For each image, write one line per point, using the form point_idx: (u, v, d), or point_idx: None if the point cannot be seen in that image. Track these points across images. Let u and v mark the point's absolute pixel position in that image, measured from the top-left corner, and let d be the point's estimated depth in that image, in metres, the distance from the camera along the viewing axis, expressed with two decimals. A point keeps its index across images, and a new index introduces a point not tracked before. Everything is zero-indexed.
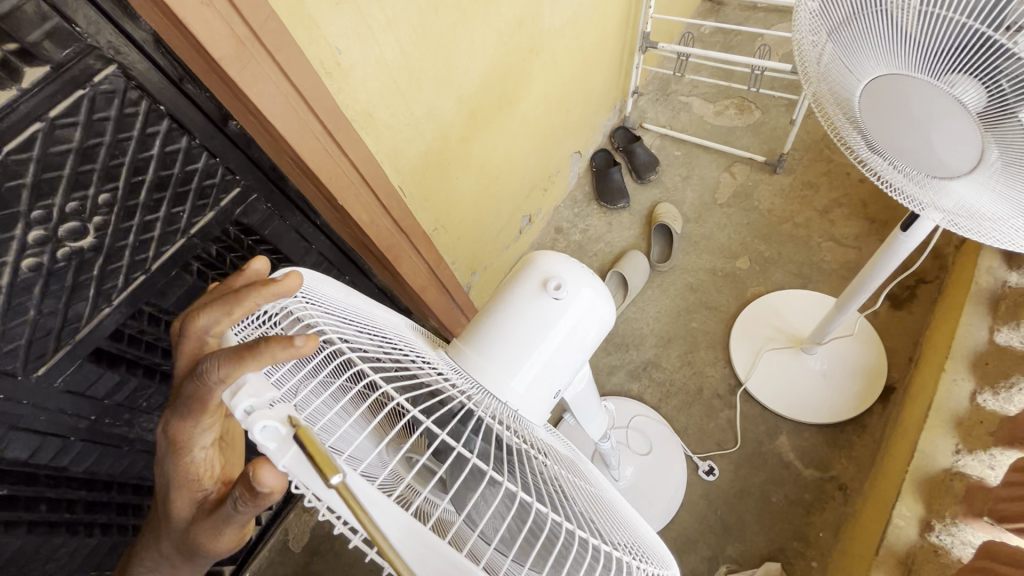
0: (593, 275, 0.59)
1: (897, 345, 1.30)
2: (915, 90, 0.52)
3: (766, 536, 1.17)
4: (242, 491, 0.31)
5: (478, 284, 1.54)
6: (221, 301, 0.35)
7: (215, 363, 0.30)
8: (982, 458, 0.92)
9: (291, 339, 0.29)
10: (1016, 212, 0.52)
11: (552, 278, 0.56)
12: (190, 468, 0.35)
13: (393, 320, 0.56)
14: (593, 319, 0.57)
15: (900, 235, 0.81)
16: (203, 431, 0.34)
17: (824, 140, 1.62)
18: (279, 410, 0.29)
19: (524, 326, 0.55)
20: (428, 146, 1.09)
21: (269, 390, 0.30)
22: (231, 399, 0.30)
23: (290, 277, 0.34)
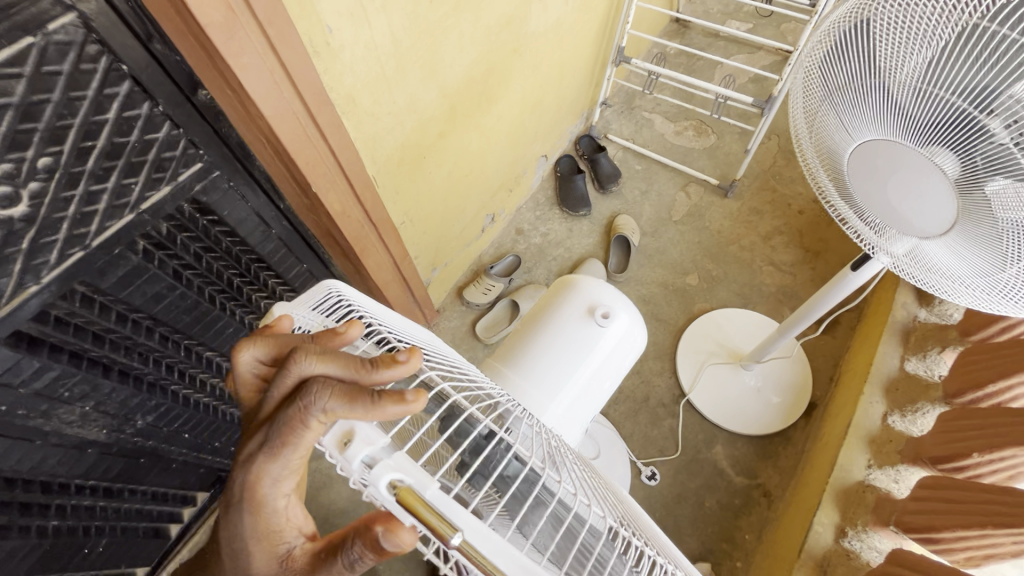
0: (628, 308, 0.85)
1: (819, 365, 1.44)
2: (902, 158, 0.59)
3: (698, 538, 1.26)
4: (362, 543, 0.36)
5: (437, 280, 1.51)
6: (341, 354, 0.35)
7: (324, 395, 0.33)
8: (889, 473, 1.04)
9: (402, 396, 0.32)
10: (973, 275, 0.60)
11: (601, 310, 0.83)
12: (274, 522, 0.38)
13: (412, 326, 0.60)
14: (626, 339, 0.84)
15: (849, 273, 0.89)
16: (285, 477, 0.36)
17: (770, 170, 1.73)
18: (397, 457, 0.32)
19: (575, 337, 0.82)
20: (406, 137, 1.04)
21: (382, 438, 0.33)
22: (346, 452, 0.32)
23: (415, 356, 0.35)
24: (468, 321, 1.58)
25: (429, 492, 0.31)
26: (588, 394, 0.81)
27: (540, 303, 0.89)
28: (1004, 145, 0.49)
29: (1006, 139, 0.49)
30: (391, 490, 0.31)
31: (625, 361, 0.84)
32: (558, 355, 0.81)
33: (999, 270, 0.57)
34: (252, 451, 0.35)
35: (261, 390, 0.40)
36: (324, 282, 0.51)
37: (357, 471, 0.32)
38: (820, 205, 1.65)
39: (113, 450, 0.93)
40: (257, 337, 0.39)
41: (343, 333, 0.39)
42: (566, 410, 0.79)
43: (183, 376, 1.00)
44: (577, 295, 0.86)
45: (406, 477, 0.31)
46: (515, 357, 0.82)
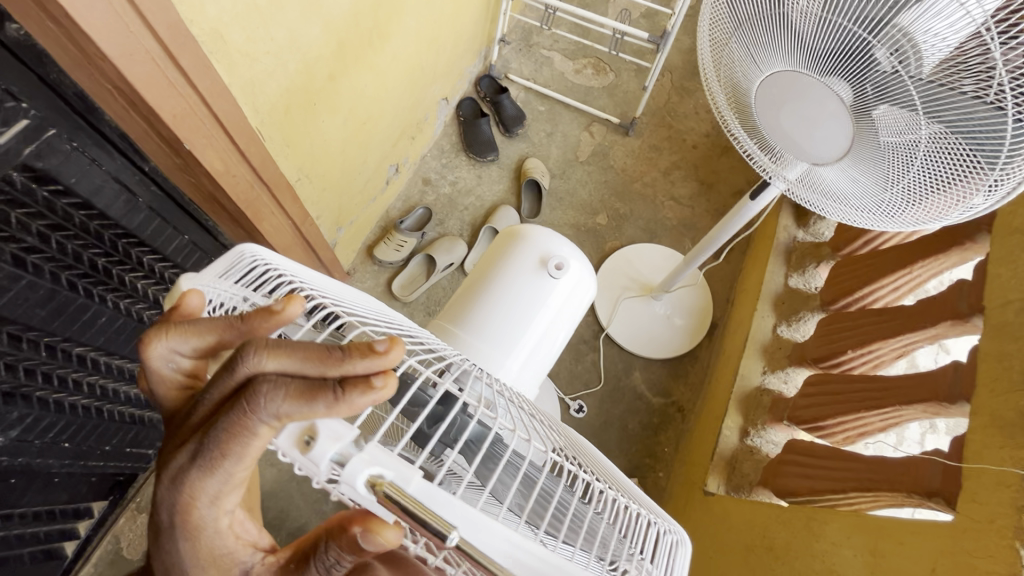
0: (580, 255, 0.86)
1: (718, 289, 1.57)
2: (807, 85, 0.63)
3: (625, 458, 1.37)
4: (338, 545, 0.33)
5: (343, 239, 1.41)
6: (294, 346, 0.29)
7: (276, 399, 0.29)
8: (779, 376, 1.19)
9: (369, 384, 0.29)
10: (859, 194, 0.68)
11: (554, 261, 0.83)
12: (219, 545, 0.33)
13: (349, 287, 0.56)
14: (580, 286, 0.85)
15: (749, 202, 0.96)
16: (229, 492, 0.32)
17: (666, 107, 1.79)
18: (370, 450, 0.30)
19: (530, 290, 0.82)
20: (291, 81, 0.92)
21: (350, 432, 0.30)
22: (311, 452, 0.30)
23: (398, 344, 0.30)
24: (383, 281, 1.51)
25: (413, 485, 0.30)
26: (543, 349, 0.81)
27: (488, 258, 0.87)
28: (888, 74, 0.55)
29: (891, 68, 0.55)
30: (369, 486, 0.30)
31: (576, 311, 0.85)
32: (513, 310, 0.80)
33: (883, 189, 0.64)
34: (182, 467, 0.31)
35: (188, 385, 0.35)
36: (239, 246, 0.45)
37: (327, 470, 0.30)
38: (711, 139, 1.75)
39: None
40: (172, 326, 0.33)
41: (282, 310, 0.33)
42: (522, 365, 0.79)
43: (50, 379, 0.82)
44: (528, 247, 0.85)
45: (385, 473, 0.30)
46: (467, 316, 0.80)
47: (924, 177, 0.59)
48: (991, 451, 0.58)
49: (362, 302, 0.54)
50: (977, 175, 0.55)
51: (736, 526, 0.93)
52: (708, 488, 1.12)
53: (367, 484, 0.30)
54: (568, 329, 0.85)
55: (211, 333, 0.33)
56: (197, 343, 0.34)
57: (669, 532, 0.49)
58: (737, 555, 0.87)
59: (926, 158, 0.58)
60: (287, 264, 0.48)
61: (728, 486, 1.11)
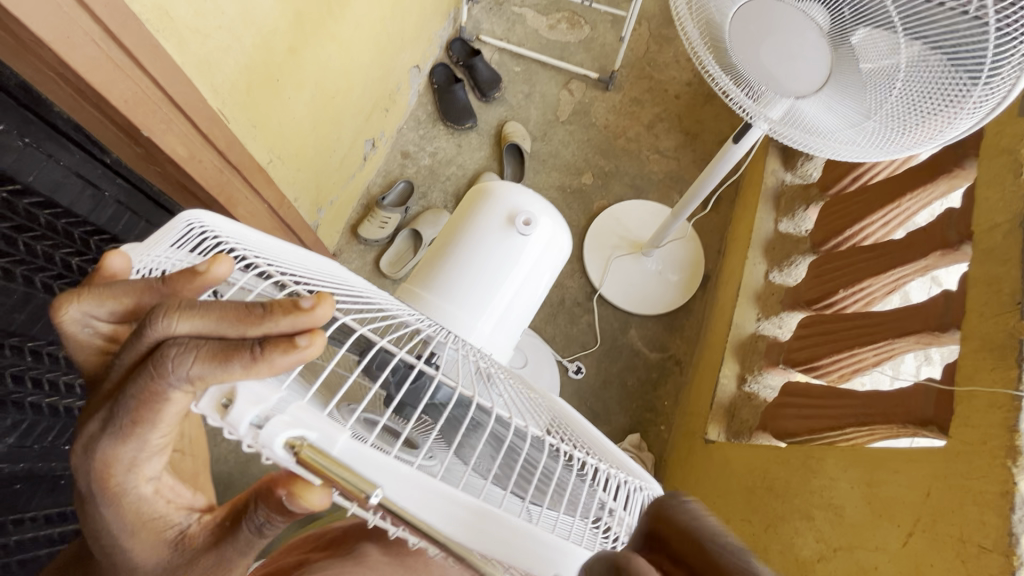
0: (550, 209, 0.84)
1: (708, 240, 1.56)
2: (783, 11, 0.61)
3: (626, 414, 1.39)
4: (267, 507, 0.33)
5: (325, 220, 1.38)
6: (209, 306, 0.29)
7: (187, 360, 0.28)
8: (774, 321, 1.18)
9: (293, 342, 0.28)
10: (842, 127, 0.65)
11: (524, 218, 0.81)
12: (147, 510, 0.33)
13: (302, 250, 0.54)
14: (553, 242, 0.83)
15: (732, 146, 0.93)
16: (150, 458, 0.32)
17: (645, 58, 1.74)
18: (295, 411, 0.30)
19: (501, 249, 0.80)
20: (249, 57, 0.87)
21: (272, 395, 0.29)
22: (230, 415, 0.28)
23: (324, 301, 0.29)
24: (370, 259, 1.49)
25: (336, 446, 0.29)
26: (515, 309, 0.80)
27: (456, 218, 0.85)
28: None
29: None
30: (289, 448, 0.29)
31: (549, 268, 0.84)
32: (482, 270, 0.79)
33: (867, 118, 0.62)
34: (94, 433, 0.31)
35: (104, 351, 0.34)
36: (182, 213, 0.43)
37: (247, 435, 0.29)
38: (693, 87, 1.70)
39: None
40: (87, 290, 0.33)
41: (206, 271, 0.33)
42: (494, 327, 0.78)
43: (40, 384, 0.82)
44: (496, 204, 0.83)
45: (307, 434, 0.29)
46: (434, 278, 0.79)
47: (908, 102, 0.57)
48: (982, 374, 0.58)
49: (315, 266, 0.53)
50: (960, 96, 0.54)
51: (738, 470, 0.95)
52: (709, 437, 1.14)
53: (287, 448, 0.29)
54: (541, 286, 0.84)
55: (128, 295, 0.32)
56: (112, 307, 0.33)
57: (646, 493, 0.49)
58: (740, 498, 0.89)
59: (907, 80, 0.56)
60: (237, 231, 0.46)
61: (728, 432, 1.13)
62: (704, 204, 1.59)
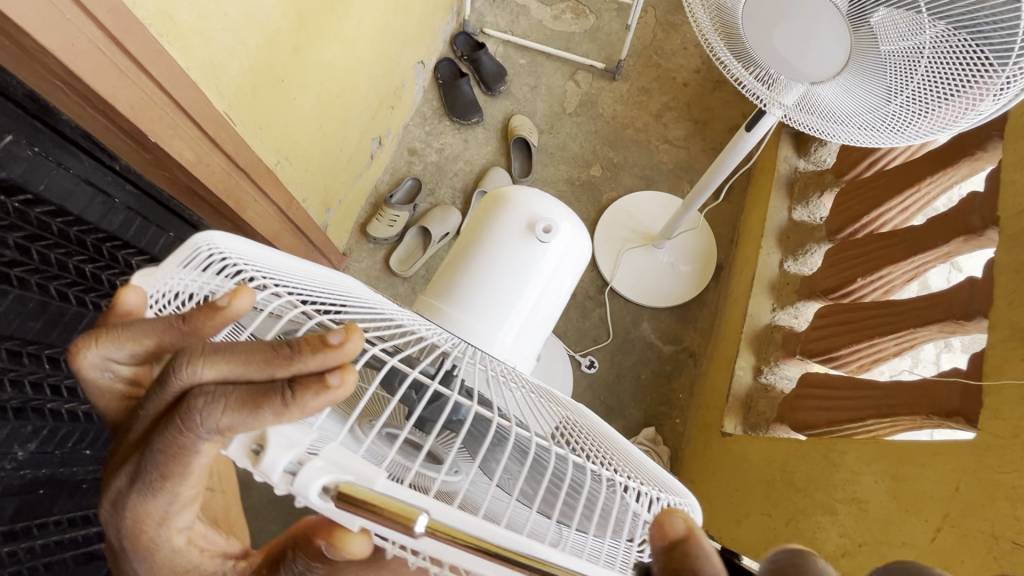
0: (571, 215, 0.83)
1: (721, 230, 1.53)
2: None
3: (640, 408, 1.37)
4: (305, 556, 0.35)
5: (334, 220, 1.38)
6: (238, 351, 0.29)
7: (217, 408, 0.28)
8: (790, 312, 1.16)
9: (324, 382, 0.28)
10: (860, 111, 0.63)
11: (545, 225, 0.80)
12: (181, 562, 0.34)
13: (310, 264, 0.54)
14: (573, 249, 0.82)
15: (744, 134, 0.92)
16: (180, 512, 0.32)
17: (652, 45, 1.71)
18: (330, 454, 0.29)
19: (522, 257, 0.80)
20: (253, 59, 0.87)
21: (304, 438, 0.29)
22: (263, 462, 0.28)
23: (354, 336, 0.29)
24: (380, 258, 1.49)
25: (378, 482, 0.27)
26: (536, 318, 0.79)
27: (475, 225, 0.85)
28: None
29: None
30: (322, 490, 0.28)
31: (570, 275, 0.83)
32: (503, 280, 0.78)
33: (886, 101, 0.60)
34: (122, 488, 0.31)
35: (127, 394, 0.35)
36: (199, 234, 0.40)
37: (281, 481, 0.28)
38: (702, 74, 1.67)
39: None
40: (104, 333, 0.33)
41: (227, 306, 0.32)
42: (516, 338, 0.78)
43: (58, 390, 0.83)
44: (515, 211, 0.82)
45: (341, 473, 0.28)
46: (453, 289, 0.79)
47: (930, 86, 0.55)
48: (1012, 365, 0.56)
49: (332, 281, 0.52)
50: (986, 78, 0.51)
51: (756, 463, 0.93)
52: (725, 430, 1.13)
53: (320, 488, 0.28)
54: (563, 294, 0.83)
55: (150, 336, 0.32)
56: (132, 349, 0.33)
57: (686, 505, 0.45)
58: (760, 493, 0.87)
59: (930, 62, 0.54)
60: (254, 252, 0.45)
61: (745, 425, 1.11)
62: (715, 194, 1.57)
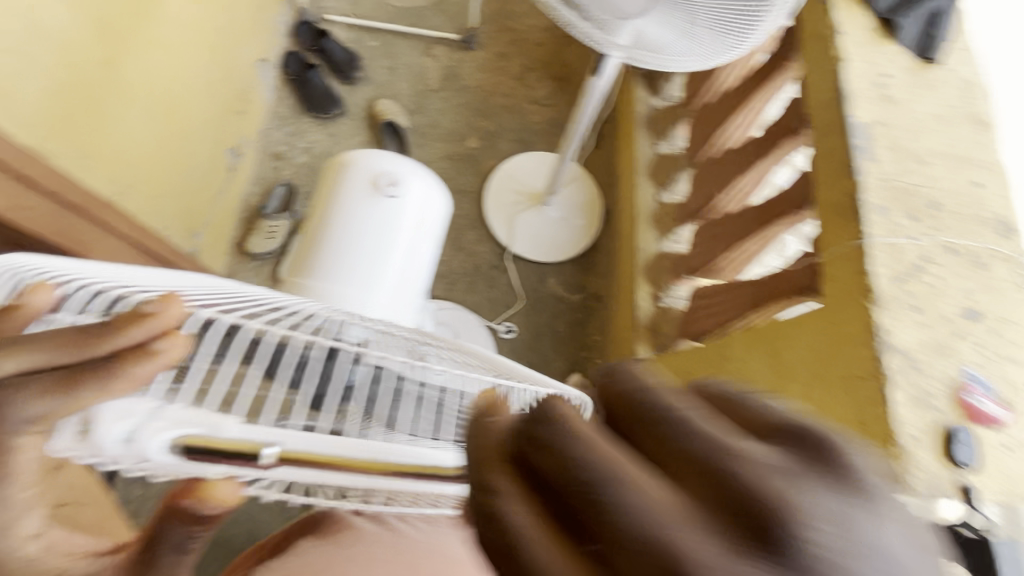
0: (413, 166, 0.85)
1: (601, 176, 1.61)
2: None
3: (564, 359, 1.43)
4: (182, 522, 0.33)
5: (205, 244, 1.26)
6: (40, 338, 0.26)
7: (24, 398, 0.25)
8: (673, 238, 1.26)
9: (151, 350, 0.26)
10: (680, 36, 0.69)
11: (387, 180, 0.83)
12: (40, 568, 0.34)
13: (164, 268, 0.50)
14: (427, 197, 0.86)
15: (594, 79, 0.96)
16: (28, 518, 0.32)
17: (500, 10, 1.72)
18: (171, 414, 0.27)
19: (374, 215, 0.82)
20: (52, 79, 0.76)
21: (142, 405, 0.26)
22: (92, 438, 0.25)
23: (173, 303, 0.28)
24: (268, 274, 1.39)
25: (225, 430, 0.28)
26: (405, 271, 0.84)
27: (323, 196, 0.86)
28: None
29: None
30: (174, 451, 0.26)
31: (429, 224, 0.87)
32: (361, 242, 0.82)
33: (694, 27, 0.66)
34: None
35: None
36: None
37: (122, 454, 0.25)
38: (552, 32, 1.72)
39: None
40: None
41: (25, 304, 0.30)
42: (388, 295, 0.82)
43: None
44: (358, 173, 0.84)
45: (190, 430, 0.27)
46: (316, 265, 0.82)
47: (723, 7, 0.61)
48: None
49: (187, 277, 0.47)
50: None
51: None
52: (640, 357, 1.21)
53: (171, 451, 0.26)
54: (428, 241, 0.87)
55: None
56: None
57: None
58: None
59: None
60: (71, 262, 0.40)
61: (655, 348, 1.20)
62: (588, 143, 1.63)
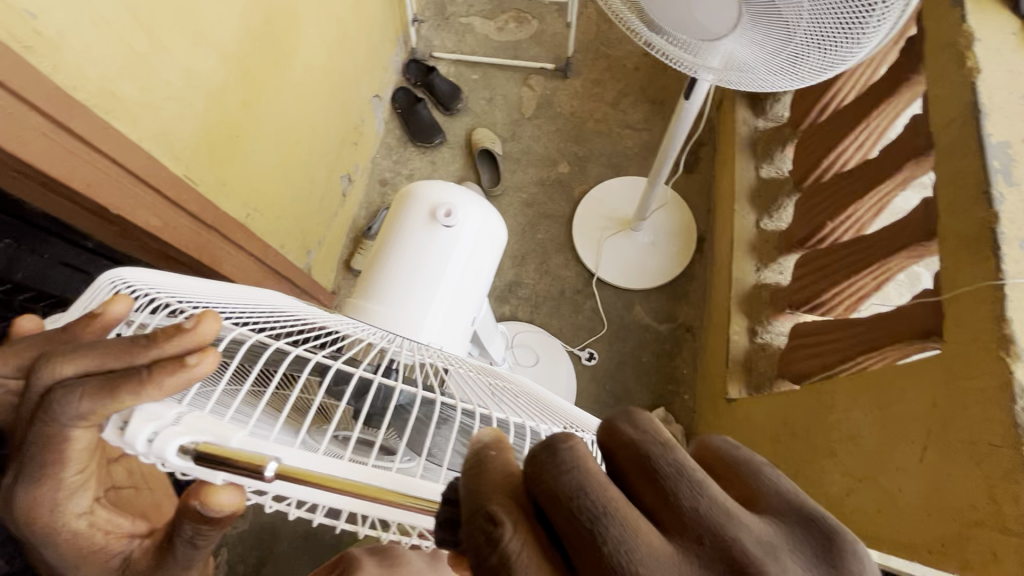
0: (472, 199, 0.78)
1: (697, 201, 1.53)
2: None
3: (648, 390, 1.36)
4: (191, 520, 0.34)
5: (317, 261, 1.41)
6: (95, 347, 0.30)
7: (75, 395, 0.29)
8: (774, 269, 1.17)
9: (183, 361, 0.28)
10: (772, 58, 0.66)
11: (440, 209, 0.76)
12: (87, 543, 0.36)
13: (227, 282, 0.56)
14: (486, 234, 0.78)
15: (685, 102, 0.93)
16: (77, 498, 0.34)
17: (597, 38, 1.74)
18: (192, 421, 0.27)
19: (422, 248, 0.75)
20: (202, 121, 0.91)
21: (171, 410, 0.27)
22: (124, 435, 0.27)
23: (207, 318, 0.30)
24: None
25: (234, 441, 0.27)
26: (459, 306, 0.75)
27: (383, 228, 0.80)
28: None
29: None
30: (187, 455, 0.26)
31: (488, 255, 0.79)
32: (412, 265, 0.75)
33: (793, 46, 0.62)
34: (9, 486, 0.33)
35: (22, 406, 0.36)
36: (104, 273, 0.41)
37: (145, 453, 0.26)
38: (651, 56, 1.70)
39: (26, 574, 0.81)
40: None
41: (107, 311, 0.34)
42: (444, 324, 0.73)
43: None
44: (416, 203, 0.78)
45: (201, 437, 0.26)
46: (374, 285, 0.75)
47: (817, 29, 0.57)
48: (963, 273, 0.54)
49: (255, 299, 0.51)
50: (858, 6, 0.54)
51: (760, 421, 0.94)
52: (730, 396, 1.13)
53: (185, 455, 0.26)
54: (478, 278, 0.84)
55: (32, 348, 0.34)
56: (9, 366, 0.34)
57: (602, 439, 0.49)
58: (768, 447, 0.88)
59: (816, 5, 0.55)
60: (167, 283, 0.44)
61: (749, 388, 1.11)
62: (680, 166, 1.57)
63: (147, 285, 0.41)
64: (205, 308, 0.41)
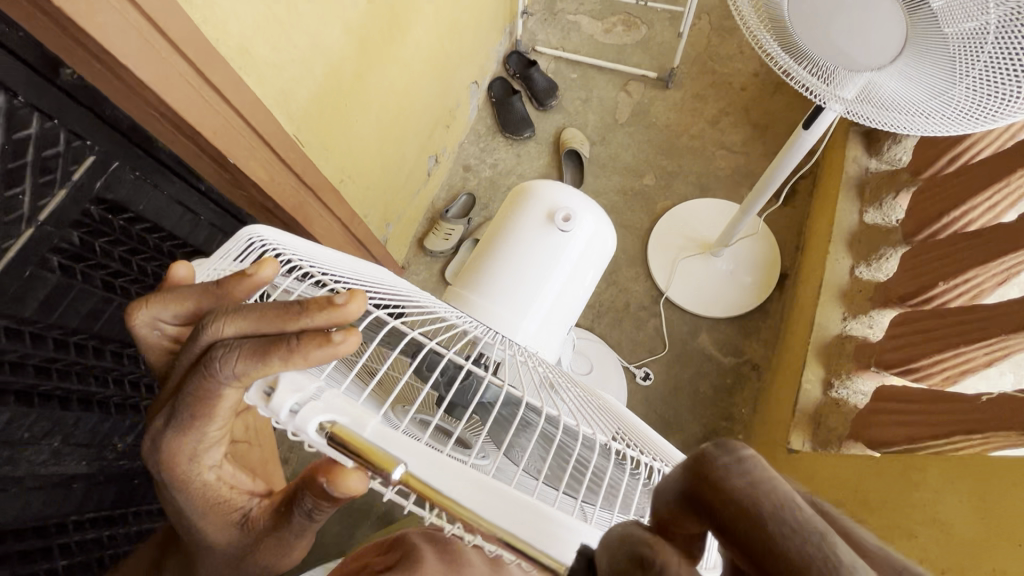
0: (589, 209, 0.83)
1: (785, 236, 1.45)
2: None
3: (701, 422, 1.31)
4: (313, 494, 0.38)
5: (393, 235, 1.45)
6: (250, 309, 0.32)
7: (232, 358, 0.31)
8: (864, 321, 1.08)
9: (329, 338, 0.29)
10: (927, 97, 0.60)
11: (560, 214, 0.81)
12: (214, 494, 0.39)
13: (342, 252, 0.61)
14: (595, 244, 0.83)
15: (802, 132, 0.88)
16: (212, 451, 0.37)
17: (707, 52, 1.68)
18: (330, 400, 0.30)
19: (536, 248, 0.81)
20: (319, 87, 0.95)
21: (311, 383, 0.31)
22: (271, 402, 0.30)
23: (356, 298, 0.31)
24: (436, 270, 1.54)
25: (367, 430, 0.29)
26: (559, 308, 0.80)
27: (498, 220, 0.86)
28: None
29: None
30: (323, 432, 0.29)
31: (594, 266, 0.84)
32: (522, 262, 0.80)
33: (952, 86, 0.56)
34: (160, 428, 0.35)
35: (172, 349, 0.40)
36: (244, 228, 0.46)
37: (286, 419, 0.30)
38: (761, 78, 1.62)
39: (100, 478, 0.88)
40: (154, 296, 0.37)
41: (255, 275, 0.35)
42: (541, 326, 0.78)
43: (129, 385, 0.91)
44: (536, 203, 0.84)
45: (338, 418, 0.29)
46: (480, 281, 0.80)
47: (992, 71, 0.52)
48: None
49: (359, 268, 0.55)
50: None
51: (824, 480, 0.88)
52: (792, 446, 1.06)
53: (320, 432, 0.30)
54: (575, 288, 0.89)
55: (190, 299, 0.36)
56: (175, 310, 0.37)
57: None
58: None
59: (996, 45, 0.50)
60: (296, 245, 0.49)
61: (814, 442, 1.04)
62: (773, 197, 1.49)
63: (282, 246, 0.46)
64: (329, 277, 0.46)
